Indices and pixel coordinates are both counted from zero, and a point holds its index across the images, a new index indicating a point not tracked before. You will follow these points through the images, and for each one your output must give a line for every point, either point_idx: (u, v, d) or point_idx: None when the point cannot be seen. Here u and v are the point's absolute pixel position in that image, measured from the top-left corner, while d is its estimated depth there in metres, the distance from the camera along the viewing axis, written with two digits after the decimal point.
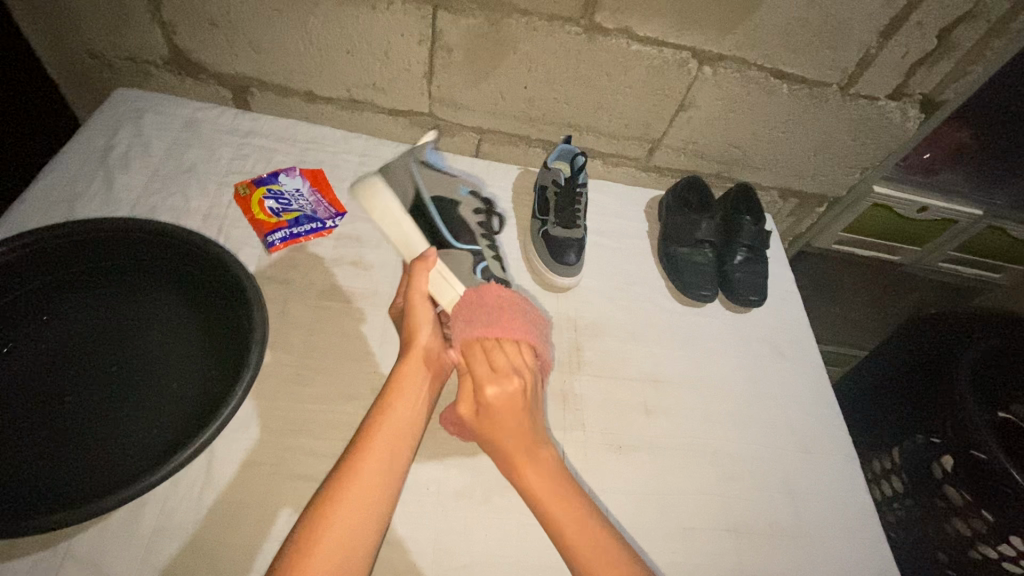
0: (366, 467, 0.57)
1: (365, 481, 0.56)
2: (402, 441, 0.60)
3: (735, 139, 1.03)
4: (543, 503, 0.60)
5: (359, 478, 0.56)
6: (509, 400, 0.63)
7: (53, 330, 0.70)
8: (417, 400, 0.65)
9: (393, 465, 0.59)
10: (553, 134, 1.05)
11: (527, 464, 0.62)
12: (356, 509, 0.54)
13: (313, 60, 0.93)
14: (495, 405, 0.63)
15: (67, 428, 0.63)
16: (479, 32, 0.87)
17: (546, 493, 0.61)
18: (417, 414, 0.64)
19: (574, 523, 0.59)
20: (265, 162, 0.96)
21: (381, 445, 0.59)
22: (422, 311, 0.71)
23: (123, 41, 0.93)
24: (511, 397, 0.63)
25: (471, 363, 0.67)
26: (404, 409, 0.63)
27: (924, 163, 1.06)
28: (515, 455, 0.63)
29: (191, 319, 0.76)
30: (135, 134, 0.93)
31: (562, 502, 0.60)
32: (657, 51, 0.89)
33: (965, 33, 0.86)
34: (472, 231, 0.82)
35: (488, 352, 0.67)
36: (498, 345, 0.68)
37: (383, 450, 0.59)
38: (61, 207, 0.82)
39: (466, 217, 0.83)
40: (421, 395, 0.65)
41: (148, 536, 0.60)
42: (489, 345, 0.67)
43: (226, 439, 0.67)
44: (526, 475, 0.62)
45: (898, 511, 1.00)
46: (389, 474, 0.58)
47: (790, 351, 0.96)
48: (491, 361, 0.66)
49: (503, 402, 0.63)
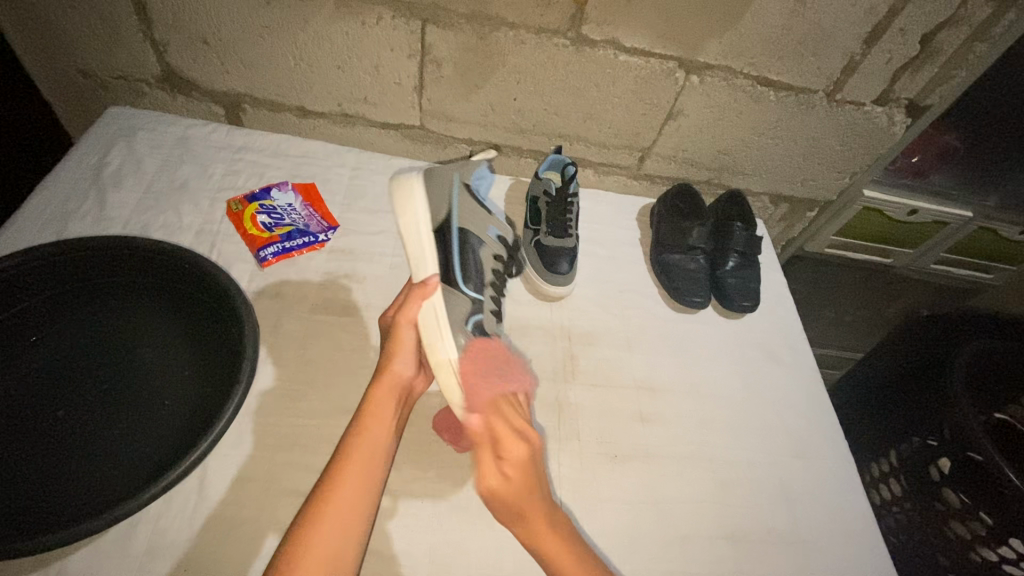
0: (335, 501, 0.57)
1: (335, 509, 0.56)
2: (377, 455, 0.62)
3: (725, 147, 1.04)
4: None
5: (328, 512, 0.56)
6: (527, 474, 0.63)
7: (43, 349, 0.70)
8: (386, 425, 0.64)
9: (359, 498, 0.58)
10: (544, 145, 1.05)
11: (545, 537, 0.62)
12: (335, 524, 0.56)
13: (304, 75, 0.94)
14: (519, 467, 0.63)
15: (57, 449, 0.63)
16: (467, 46, 0.88)
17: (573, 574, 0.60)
18: (385, 448, 0.63)
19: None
20: (257, 177, 0.96)
21: (353, 475, 0.59)
22: (405, 339, 0.70)
23: (116, 60, 0.93)
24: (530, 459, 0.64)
25: (499, 438, 0.64)
26: (368, 443, 0.62)
27: (912, 166, 1.07)
28: (559, 557, 0.61)
29: (180, 335, 0.75)
30: (127, 152, 0.94)
31: (576, 564, 0.61)
32: (644, 62, 0.90)
33: (946, 39, 0.88)
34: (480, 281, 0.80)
35: (506, 415, 0.67)
36: (510, 405, 0.69)
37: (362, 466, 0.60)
38: (53, 226, 0.82)
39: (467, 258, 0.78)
40: (385, 428, 0.64)
41: (140, 556, 0.59)
42: (504, 409, 0.67)
43: (218, 455, 0.67)
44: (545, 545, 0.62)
45: (897, 515, 1.00)
46: (358, 506, 0.58)
47: (783, 356, 0.97)
48: (507, 442, 0.64)
49: (528, 457, 0.64)
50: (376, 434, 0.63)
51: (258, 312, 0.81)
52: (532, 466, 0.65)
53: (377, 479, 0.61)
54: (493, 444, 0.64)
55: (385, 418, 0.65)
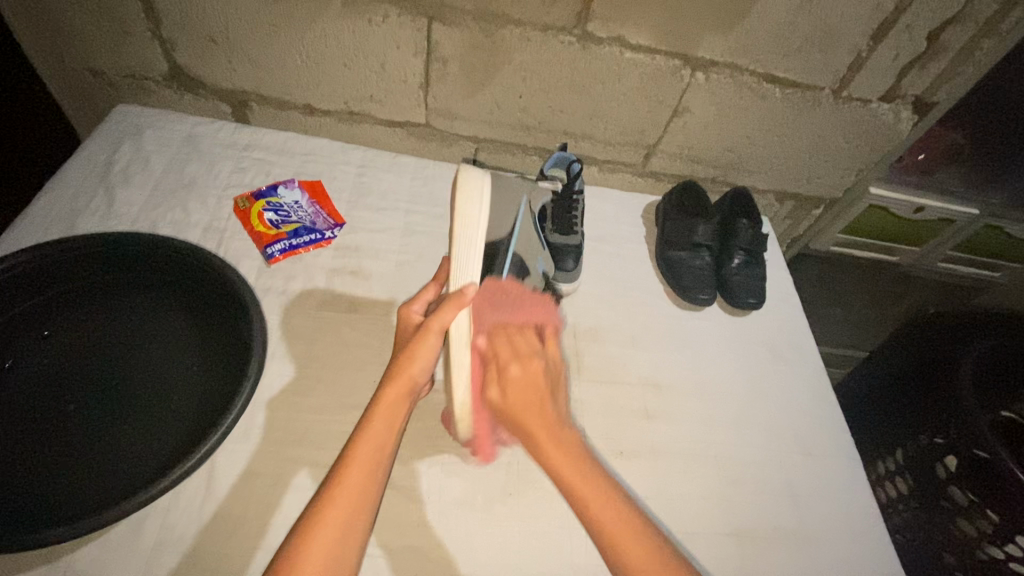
0: (334, 504, 0.56)
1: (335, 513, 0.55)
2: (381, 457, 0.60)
3: (730, 144, 1.04)
4: (579, 490, 0.61)
5: (327, 516, 0.55)
6: (531, 382, 0.66)
7: (53, 345, 0.70)
8: (392, 426, 0.63)
9: (360, 503, 0.57)
10: (549, 142, 1.05)
11: (545, 439, 0.63)
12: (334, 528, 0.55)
13: (310, 73, 0.94)
14: (518, 383, 0.65)
15: (66, 444, 0.63)
16: (473, 43, 0.88)
17: (578, 480, 0.61)
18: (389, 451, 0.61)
19: (603, 502, 0.60)
20: (264, 174, 0.97)
21: (355, 476, 0.58)
22: (428, 345, 0.67)
23: (123, 58, 0.94)
24: (532, 374, 0.67)
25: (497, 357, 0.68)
26: (371, 447, 0.60)
27: (919, 164, 1.07)
28: (566, 471, 0.62)
29: (188, 331, 0.76)
30: (135, 150, 0.94)
31: (584, 474, 0.61)
32: (650, 59, 0.90)
33: (953, 35, 0.87)
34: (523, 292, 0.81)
35: (512, 338, 0.70)
36: (520, 333, 0.71)
37: (364, 469, 0.59)
38: (62, 223, 0.83)
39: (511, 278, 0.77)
40: (391, 430, 0.63)
41: (150, 549, 0.60)
42: (511, 332, 0.70)
43: (225, 451, 0.68)
44: (552, 458, 0.62)
45: (903, 513, 1.00)
46: (357, 510, 0.57)
47: (789, 354, 0.96)
48: (502, 361, 0.67)
49: (528, 372, 0.67)
50: (378, 437, 0.61)
51: (265, 309, 0.81)
52: (540, 381, 0.67)
53: (380, 483, 0.60)
54: (496, 361, 0.67)
55: (393, 420, 0.63)
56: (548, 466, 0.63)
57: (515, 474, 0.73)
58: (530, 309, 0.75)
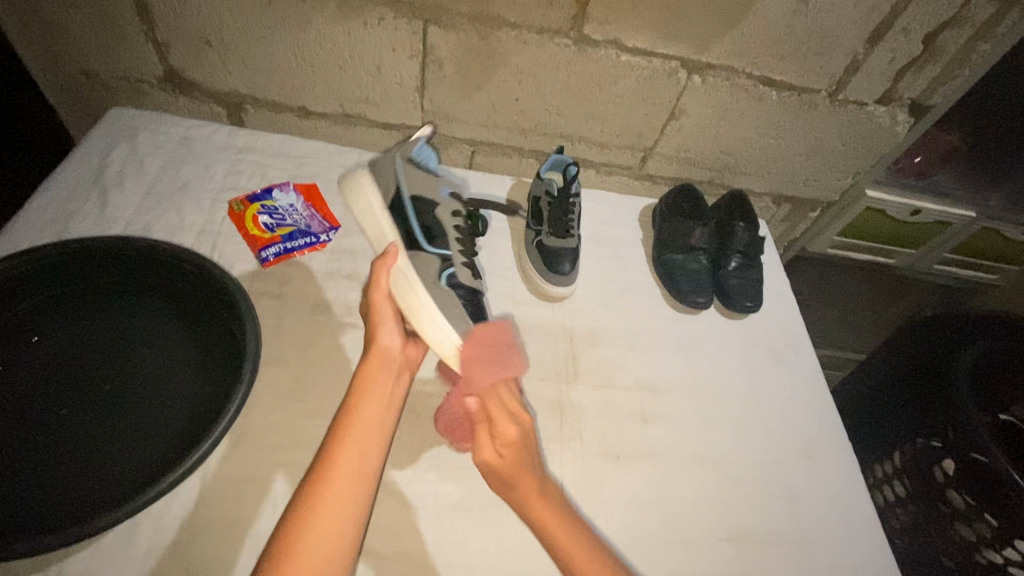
0: (337, 468, 0.57)
1: (334, 494, 0.56)
2: (374, 431, 0.62)
3: (727, 146, 1.04)
4: (568, 547, 0.61)
5: (335, 480, 0.57)
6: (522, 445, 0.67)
7: (45, 349, 0.70)
8: (385, 394, 0.66)
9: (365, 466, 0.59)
10: (545, 145, 1.05)
11: (547, 516, 0.63)
12: (332, 510, 0.55)
13: (306, 76, 0.94)
14: (512, 446, 0.66)
15: (58, 449, 0.63)
16: (469, 46, 0.88)
17: (575, 545, 0.62)
18: (387, 417, 0.64)
19: (588, 557, 0.61)
20: (259, 177, 0.96)
21: (348, 451, 0.59)
22: (383, 311, 0.72)
23: (117, 60, 0.94)
24: (516, 446, 0.67)
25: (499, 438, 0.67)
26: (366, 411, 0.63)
27: (915, 166, 1.07)
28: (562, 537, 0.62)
29: (182, 335, 0.75)
30: (129, 152, 0.94)
31: (581, 545, 0.62)
32: (646, 61, 0.90)
33: (949, 38, 0.87)
34: (449, 236, 0.79)
35: (501, 396, 0.70)
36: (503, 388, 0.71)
37: (355, 445, 0.60)
38: (54, 227, 0.82)
39: (444, 218, 0.79)
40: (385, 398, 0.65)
41: (141, 556, 0.59)
42: (497, 386, 0.71)
43: (218, 456, 0.67)
44: (549, 525, 0.63)
45: (901, 517, 0.99)
46: (356, 484, 0.58)
47: (786, 356, 0.96)
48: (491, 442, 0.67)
49: (511, 447, 0.66)
50: (372, 403, 0.64)
51: (259, 313, 0.80)
52: (529, 443, 0.69)
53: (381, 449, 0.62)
54: (490, 423, 0.68)
55: (377, 388, 0.66)
56: (548, 535, 0.63)
57: None
58: (512, 359, 0.75)
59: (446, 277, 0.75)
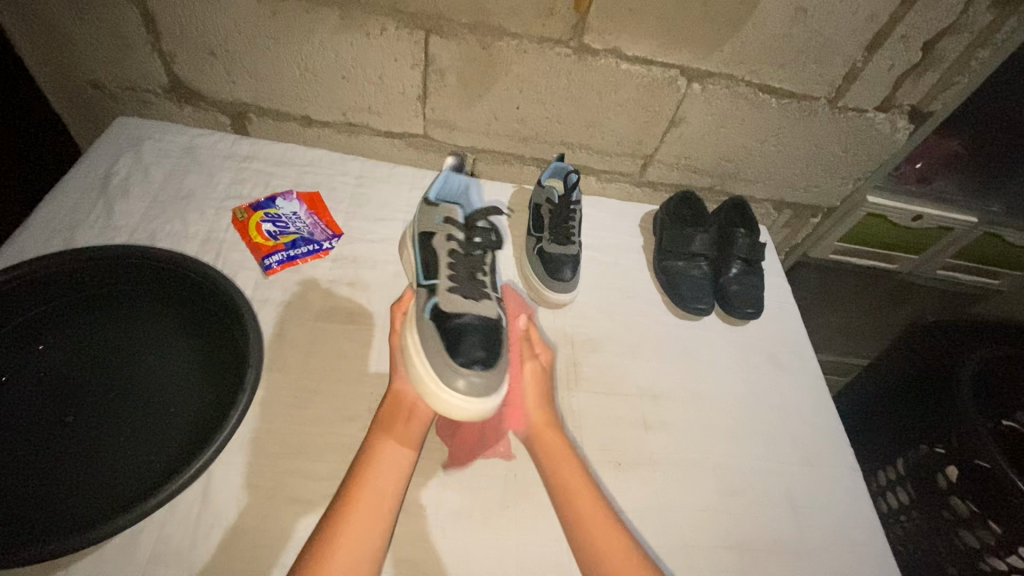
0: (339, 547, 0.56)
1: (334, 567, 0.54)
2: (381, 504, 0.60)
3: (727, 153, 1.04)
4: (559, 457, 0.70)
5: (328, 565, 0.54)
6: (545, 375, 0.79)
7: (50, 357, 0.71)
8: (393, 473, 0.63)
9: (368, 542, 0.57)
10: (546, 152, 1.06)
11: (552, 435, 0.72)
12: None
13: (309, 85, 0.95)
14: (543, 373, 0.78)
15: (63, 457, 0.63)
16: (470, 56, 0.89)
17: (562, 454, 0.70)
18: (397, 487, 0.62)
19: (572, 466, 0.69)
20: (263, 185, 0.97)
21: (354, 526, 0.57)
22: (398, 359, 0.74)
23: (123, 71, 0.95)
24: (535, 382, 0.77)
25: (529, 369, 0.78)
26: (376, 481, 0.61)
27: (916, 172, 1.07)
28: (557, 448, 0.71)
29: (186, 343, 0.76)
30: (135, 161, 0.95)
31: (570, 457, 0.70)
32: (646, 70, 0.90)
33: (948, 46, 0.88)
34: (440, 261, 0.78)
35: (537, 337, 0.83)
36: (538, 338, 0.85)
37: (362, 519, 0.58)
38: (61, 235, 0.83)
39: (439, 247, 0.79)
40: (395, 468, 0.63)
41: (145, 563, 0.59)
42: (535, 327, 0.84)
43: (221, 464, 0.67)
44: (549, 434, 0.72)
45: (904, 524, 0.99)
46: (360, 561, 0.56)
47: (788, 363, 0.96)
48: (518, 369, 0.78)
49: (534, 377, 0.78)
50: (382, 472, 0.62)
51: (262, 320, 0.81)
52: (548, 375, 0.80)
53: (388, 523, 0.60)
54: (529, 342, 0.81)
55: (387, 462, 0.64)
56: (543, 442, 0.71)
57: (513, 486, 0.72)
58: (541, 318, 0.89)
59: (428, 307, 0.73)
